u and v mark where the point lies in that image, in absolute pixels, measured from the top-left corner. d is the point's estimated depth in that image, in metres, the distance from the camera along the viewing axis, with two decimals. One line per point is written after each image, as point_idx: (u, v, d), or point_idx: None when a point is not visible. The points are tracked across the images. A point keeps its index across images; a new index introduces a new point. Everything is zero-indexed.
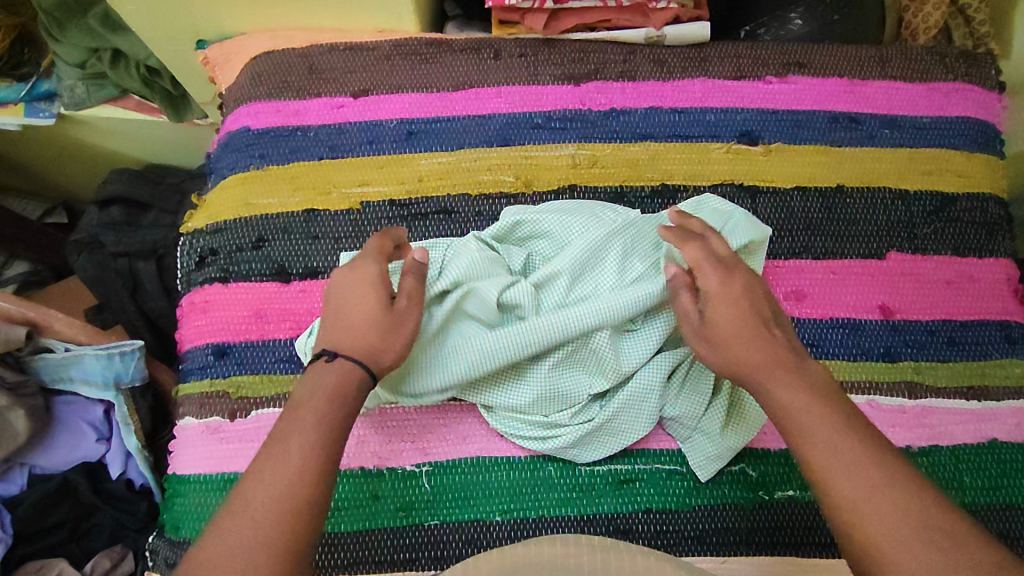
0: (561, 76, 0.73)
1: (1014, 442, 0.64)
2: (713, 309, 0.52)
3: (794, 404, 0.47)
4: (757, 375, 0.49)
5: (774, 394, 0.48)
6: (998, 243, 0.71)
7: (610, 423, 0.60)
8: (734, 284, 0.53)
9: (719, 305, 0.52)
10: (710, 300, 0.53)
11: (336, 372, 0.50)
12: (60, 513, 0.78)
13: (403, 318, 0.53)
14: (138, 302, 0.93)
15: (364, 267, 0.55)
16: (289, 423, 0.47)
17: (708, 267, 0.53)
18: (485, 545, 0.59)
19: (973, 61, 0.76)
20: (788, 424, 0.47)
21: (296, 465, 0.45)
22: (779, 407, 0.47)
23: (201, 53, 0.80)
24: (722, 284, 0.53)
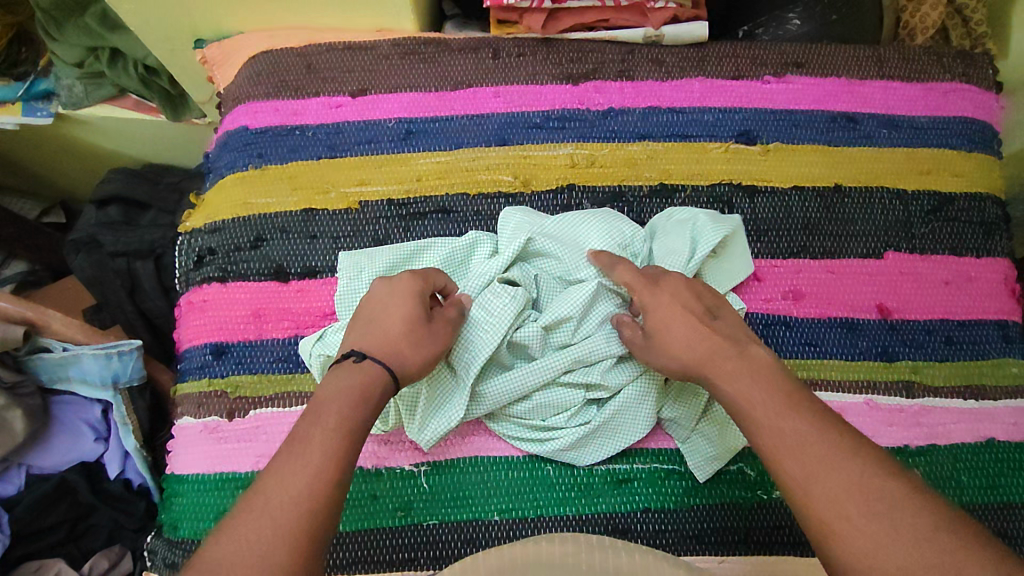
0: (559, 75, 0.74)
1: (1012, 442, 0.64)
2: (651, 318, 0.56)
3: (747, 395, 0.49)
4: (709, 373, 0.52)
5: (725, 387, 0.50)
6: (995, 242, 0.71)
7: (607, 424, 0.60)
8: (662, 293, 0.57)
9: (662, 310, 0.56)
10: (646, 310, 0.57)
11: (363, 375, 0.51)
12: (58, 513, 0.78)
13: (433, 332, 0.56)
14: (137, 302, 0.94)
15: (400, 281, 0.57)
16: (313, 423, 0.48)
17: (636, 284, 0.58)
18: (484, 544, 0.59)
19: (971, 61, 0.76)
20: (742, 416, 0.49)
21: (311, 466, 0.45)
22: (732, 401, 0.50)
23: (200, 53, 0.80)
24: (652, 295, 0.57)
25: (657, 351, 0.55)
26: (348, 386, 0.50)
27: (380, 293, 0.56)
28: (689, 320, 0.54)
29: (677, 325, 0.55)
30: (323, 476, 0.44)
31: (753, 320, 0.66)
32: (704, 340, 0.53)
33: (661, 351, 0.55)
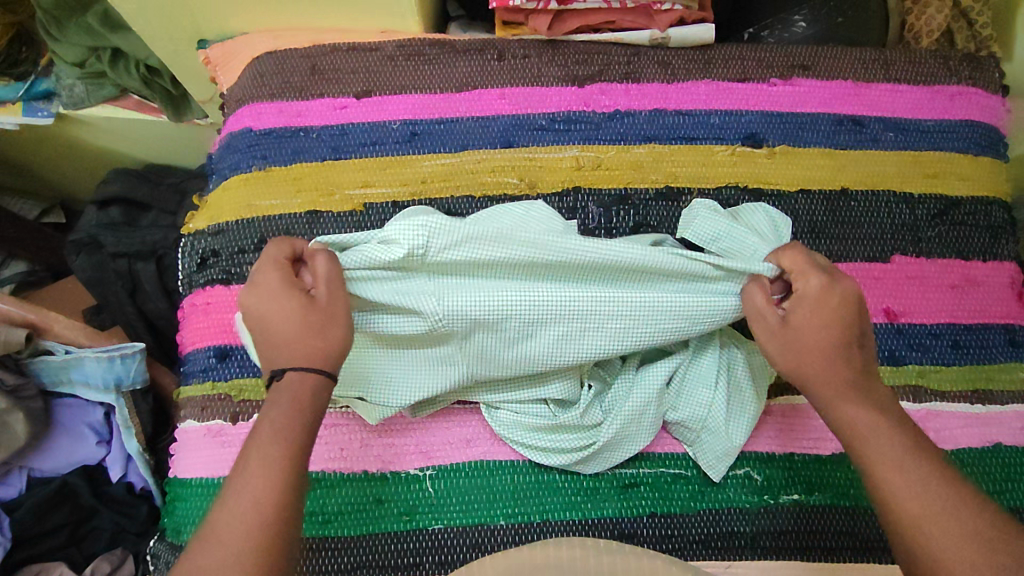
0: (565, 77, 0.73)
1: (1019, 447, 0.64)
2: (796, 310, 0.53)
3: (862, 424, 0.48)
4: (824, 389, 0.50)
5: (840, 410, 0.49)
6: (1002, 246, 0.71)
7: (618, 434, 0.59)
8: (830, 294, 0.52)
9: (808, 308, 0.52)
10: (801, 301, 0.53)
11: (285, 389, 0.48)
12: (58, 518, 0.77)
13: (329, 311, 0.51)
14: (138, 303, 0.93)
15: (266, 282, 0.51)
16: (252, 446, 0.46)
17: (810, 272, 0.54)
18: (489, 548, 0.59)
19: (977, 64, 0.76)
20: (852, 439, 0.48)
21: (259, 478, 0.44)
22: (845, 424, 0.49)
23: (203, 53, 0.79)
24: (822, 290, 0.52)
25: (781, 342, 0.52)
26: (275, 403, 0.48)
27: (255, 301, 0.51)
28: (838, 335, 0.51)
29: (818, 330, 0.51)
30: (274, 496, 0.44)
31: None
32: (833, 358, 0.50)
33: (780, 343, 0.52)
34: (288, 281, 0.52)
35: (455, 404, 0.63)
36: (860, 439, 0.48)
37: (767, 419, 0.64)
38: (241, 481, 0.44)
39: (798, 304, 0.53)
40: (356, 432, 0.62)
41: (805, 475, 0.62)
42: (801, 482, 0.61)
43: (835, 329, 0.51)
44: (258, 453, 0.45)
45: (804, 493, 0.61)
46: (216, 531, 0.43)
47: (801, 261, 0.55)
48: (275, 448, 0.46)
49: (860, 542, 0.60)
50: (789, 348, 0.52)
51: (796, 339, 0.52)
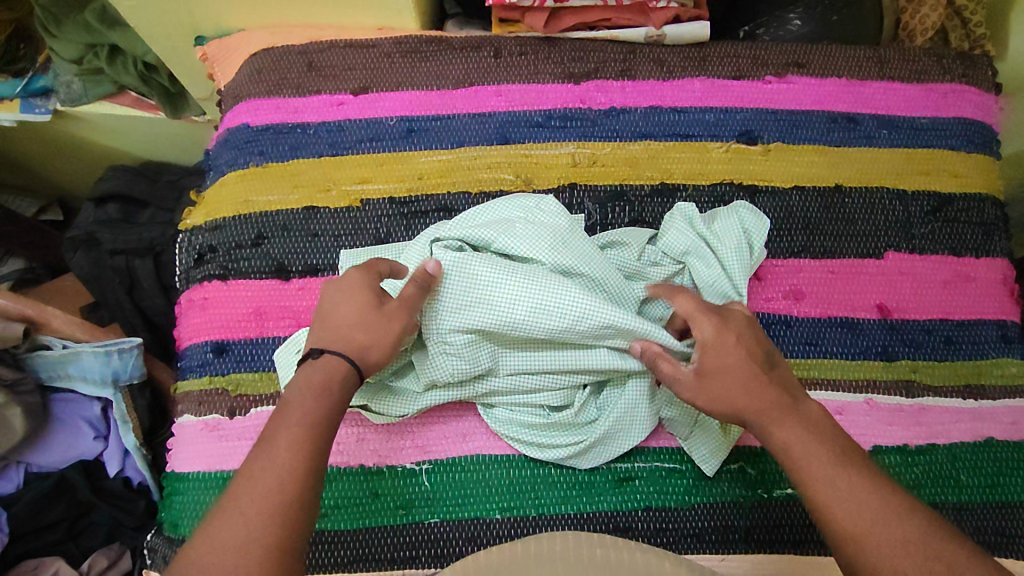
0: (561, 74, 0.74)
1: (1010, 441, 0.64)
2: (704, 357, 0.51)
3: (794, 443, 0.47)
4: (753, 415, 0.49)
5: (774, 433, 0.48)
6: (994, 243, 0.72)
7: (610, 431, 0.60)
8: (726, 333, 0.52)
9: (713, 353, 0.51)
10: (704, 350, 0.52)
11: (322, 367, 0.50)
12: (56, 513, 0.78)
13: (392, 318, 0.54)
14: (135, 300, 0.93)
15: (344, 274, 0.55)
16: (279, 419, 0.48)
17: (701, 319, 0.53)
18: (485, 542, 0.59)
19: (971, 62, 0.77)
20: (789, 465, 0.47)
21: (281, 462, 0.45)
22: (780, 448, 0.48)
23: (201, 48, 0.79)
24: (718, 334, 0.52)
25: (703, 395, 0.51)
26: (309, 379, 0.50)
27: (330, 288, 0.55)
28: (748, 368, 0.50)
29: (732, 370, 0.50)
30: (295, 471, 0.45)
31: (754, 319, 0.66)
32: (754, 387, 0.50)
33: (703, 395, 0.51)
34: (370, 279, 0.55)
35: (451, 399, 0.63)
36: (794, 459, 0.47)
37: None
38: (260, 452, 0.46)
39: (703, 350, 0.52)
40: (353, 427, 0.62)
41: None
42: None
43: (744, 365, 0.51)
44: (287, 424, 0.47)
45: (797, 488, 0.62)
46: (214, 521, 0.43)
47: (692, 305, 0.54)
48: (299, 423, 0.47)
49: None
50: (710, 396, 0.51)
51: (718, 387, 0.51)
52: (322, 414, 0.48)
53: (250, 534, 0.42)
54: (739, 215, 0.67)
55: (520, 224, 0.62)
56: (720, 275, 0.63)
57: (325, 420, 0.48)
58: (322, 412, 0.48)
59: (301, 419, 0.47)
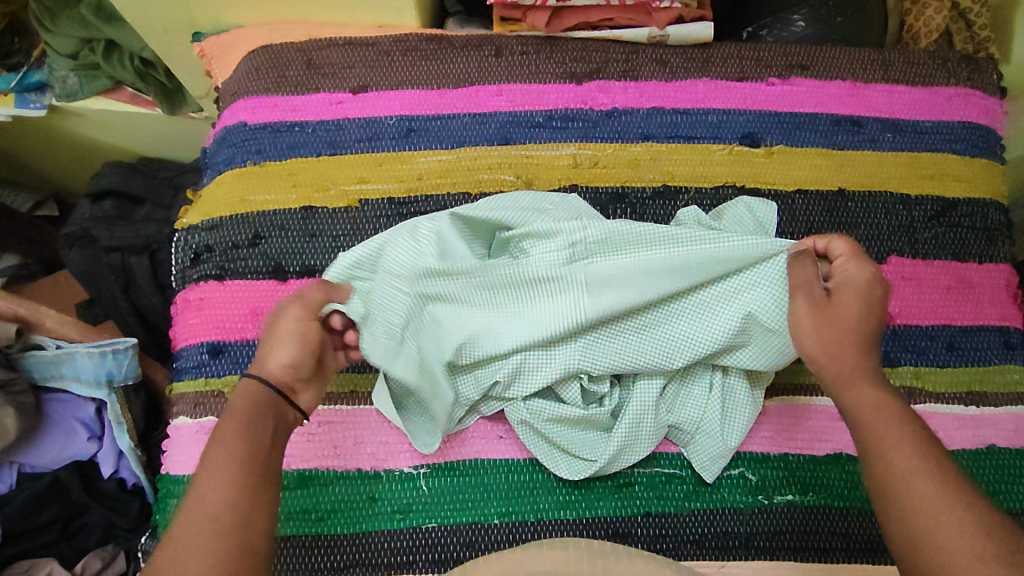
0: (562, 74, 0.73)
1: (1012, 449, 0.64)
2: (841, 291, 0.53)
3: (881, 405, 0.48)
4: (848, 367, 0.50)
5: (858, 392, 0.49)
6: (997, 248, 0.71)
7: (629, 435, 0.59)
8: (870, 280, 0.53)
9: (852, 291, 0.53)
10: (846, 284, 0.54)
11: (246, 391, 0.50)
12: (49, 514, 0.76)
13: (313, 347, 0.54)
14: (131, 297, 0.92)
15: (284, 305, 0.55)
16: (215, 439, 0.46)
17: (846, 258, 0.55)
18: (483, 547, 0.59)
19: (976, 66, 0.76)
20: (870, 418, 0.48)
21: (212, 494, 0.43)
22: (864, 405, 0.48)
23: (200, 45, 0.78)
24: (868, 276, 0.53)
25: (821, 317, 0.52)
26: (239, 404, 0.49)
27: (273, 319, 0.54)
28: (870, 326, 0.52)
29: (859, 313, 0.52)
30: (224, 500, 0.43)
31: None
32: (865, 343, 0.51)
33: (820, 318, 0.53)
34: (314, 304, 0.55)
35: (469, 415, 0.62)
36: (874, 418, 0.48)
37: (760, 420, 0.64)
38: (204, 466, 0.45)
39: (849, 283, 0.53)
40: (351, 430, 0.62)
41: (798, 476, 0.62)
42: (795, 482, 0.62)
43: (867, 321, 0.52)
44: (222, 444, 0.46)
45: (798, 494, 0.61)
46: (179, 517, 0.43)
47: (853, 246, 0.56)
48: (236, 440, 0.46)
49: (853, 543, 0.60)
50: (824, 322, 0.52)
51: (838, 316, 0.52)
52: (252, 436, 0.47)
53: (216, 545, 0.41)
54: (747, 206, 0.65)
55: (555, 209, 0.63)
56: None
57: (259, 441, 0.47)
58: (255, 431, 0.47)
59: (235, 437, 0.46)
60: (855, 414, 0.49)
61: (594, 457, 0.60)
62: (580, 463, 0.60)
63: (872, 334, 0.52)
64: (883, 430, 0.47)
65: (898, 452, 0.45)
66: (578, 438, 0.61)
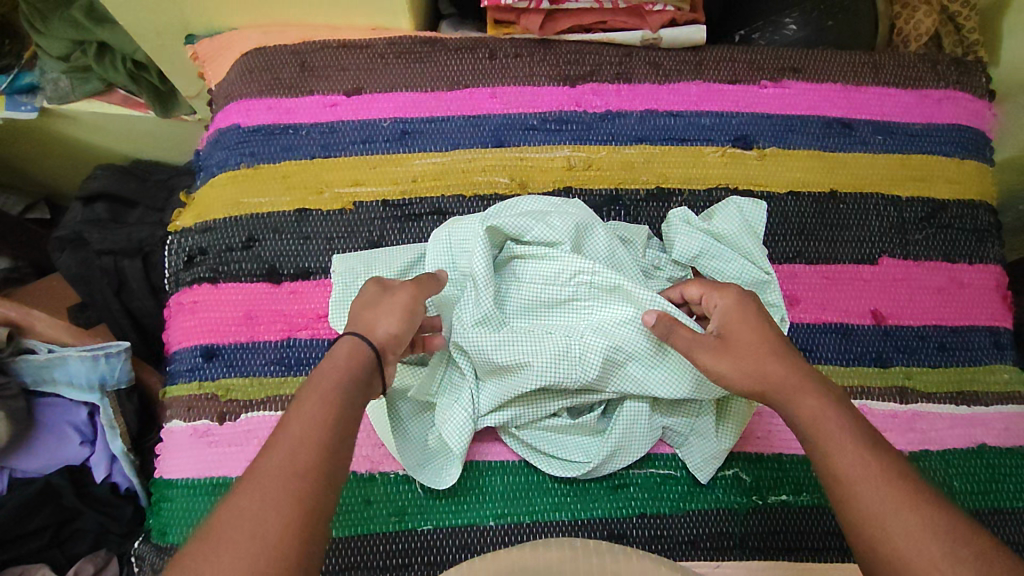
0: (557, 77, 0.73)
1: (1002, 448, 0.65)
2: (727, 325, 0.52)
3: (823, 411, 0.46)
4: (777, 385, 0.48)
5: (799, 404, 0.47)
6: (987, 249, 0.72)
7: (619, 441, 0.60)
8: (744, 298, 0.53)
9: (734, 318, 0.52)
10: (728, 314, 0.53)
11: (348, 349, 0.48)
12: (40, 519, 0.76)
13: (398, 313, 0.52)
14: (123, 301, 0.92)
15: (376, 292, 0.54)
16: (306, 400, 0.45)
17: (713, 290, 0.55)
18: (480, 550, 0.59)
19: (965, 69, 0.76)
20: (813, 434, 0.46)
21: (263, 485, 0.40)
22: (806, 418, 0.46)
23: (192, 49, 0.78)
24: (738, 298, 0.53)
25: (726, 359, 0.50)
26: (336, 364, 0.47)
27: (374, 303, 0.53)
28: (767, 339, 0.50)
29: (751, 334, 0.51)
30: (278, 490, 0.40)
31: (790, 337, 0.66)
32: (776, 356, 0.49)
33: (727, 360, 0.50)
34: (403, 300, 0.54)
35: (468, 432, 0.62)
36: (819, 429, 0.45)
37: (754, 420, 0.64)
38: (284, 433, 0.43)
39: (724, 317, 0.53)
40: None
41: (791, 476, 0.62)
42: (788, 482, 0.62)
43: (769, 337, 0.51)
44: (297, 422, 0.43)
45: (791, 494, 0.61)
46: (238, 488, 0.41)
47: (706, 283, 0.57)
48: (322, 407, 0.44)
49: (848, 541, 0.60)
50: (733, 363, 0.50)
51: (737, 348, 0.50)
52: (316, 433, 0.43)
53: (283, 524, 0.39)
54: (739, 210, 0.66)
55: (554, 214, 0.62)
56: (742, 264, 0.63)
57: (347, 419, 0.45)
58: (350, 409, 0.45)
59: (327, 403, 0.45)
60: (801, 432, 0.46)
61: (587, 459, 0.60)
62: (572, 464, 0.61)
63: (780, 348, 0.50)
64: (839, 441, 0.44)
65: (849, 461, 0.43)
66: (571, 441, 0.61)
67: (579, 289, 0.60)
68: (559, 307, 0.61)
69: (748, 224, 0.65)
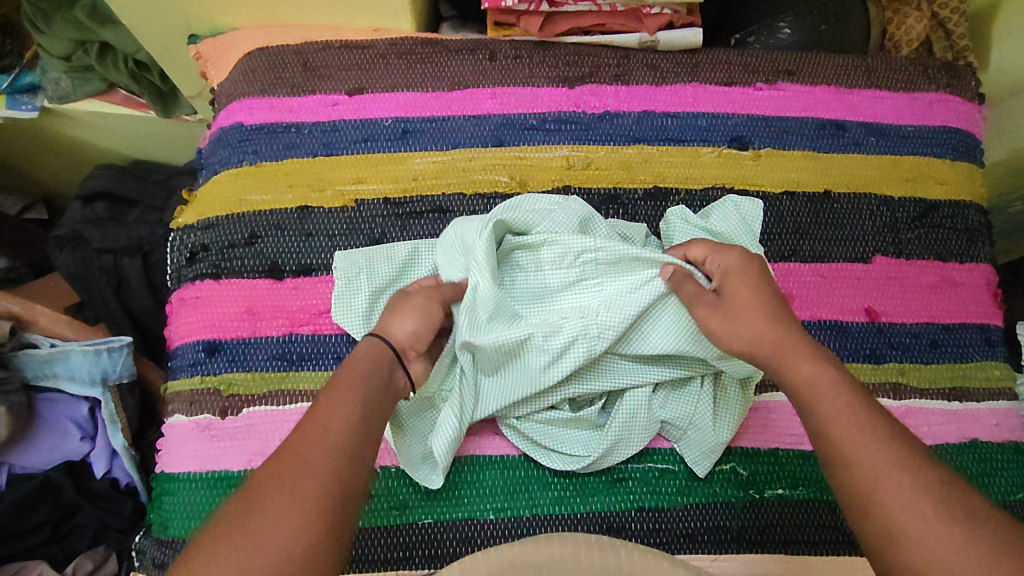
0: (556, 77, 0.74)
1: (994, 442, 0.66)
2: (727, 282, 0.54)
3: (818, 378, 0.47)
4: (773, 346, 0.50)
5: (793, 366, 0.48)
6: (978, 249, 0.73)
7: (618, 435, 0.60)
8: (749, 260, 0.55)
9: (734, 278, 0.54)
10: (729, 274, 0.55)
11: (372, 346, 0.53)
12: (39, 515, 0.76)
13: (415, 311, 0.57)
14: (122, 300, 0.92)
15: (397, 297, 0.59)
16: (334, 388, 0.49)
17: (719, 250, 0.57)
18: (479, 543, 0.59)
19: (955, 73, 0.78)
20: (810, 396, 0.47)
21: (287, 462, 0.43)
22: (801, 380, 0.47)
23: (195, 49, 0.79)
24: (743, 260, 0.55)
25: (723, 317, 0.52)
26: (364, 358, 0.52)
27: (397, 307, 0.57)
28: (768, 301, 0.52)
29: (752, 293, 0.53)
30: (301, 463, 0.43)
31: None
32: (774, 319, 0.51)
33: (721, 319, 0.52)
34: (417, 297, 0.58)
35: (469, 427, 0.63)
36: (813, 393, 0.47)
37: (750, 416, 0.65)
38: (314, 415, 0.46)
39: (726, 276, 0.55)
40: None
41: (788, 471, 0.63)
42: (784, 476, 0.63)
43: (769, 299, 0.52)
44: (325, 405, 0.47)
45: (787, 488, 0.62)
46: None
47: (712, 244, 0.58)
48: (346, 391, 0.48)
49: (841, 534, 0.61)
50: (729, 321, 0.52)
51: (736, 305, 0.52)
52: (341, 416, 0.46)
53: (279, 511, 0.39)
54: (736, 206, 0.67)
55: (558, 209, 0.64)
56: None
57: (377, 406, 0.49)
58: (379, 399, 0.49)
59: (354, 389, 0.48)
60: (795, 394, 0.48)
61: (587, 453, 0.61)
62: (573, 458, 0.61)
63: (781, 312, 0.51)
64: (831, 406, 0.45)
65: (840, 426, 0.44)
66: (570, 435, 0.62)
67: (584, 268, 0.62)
68: (565, 290, 0.63)
69: (746, 221, 0.66)
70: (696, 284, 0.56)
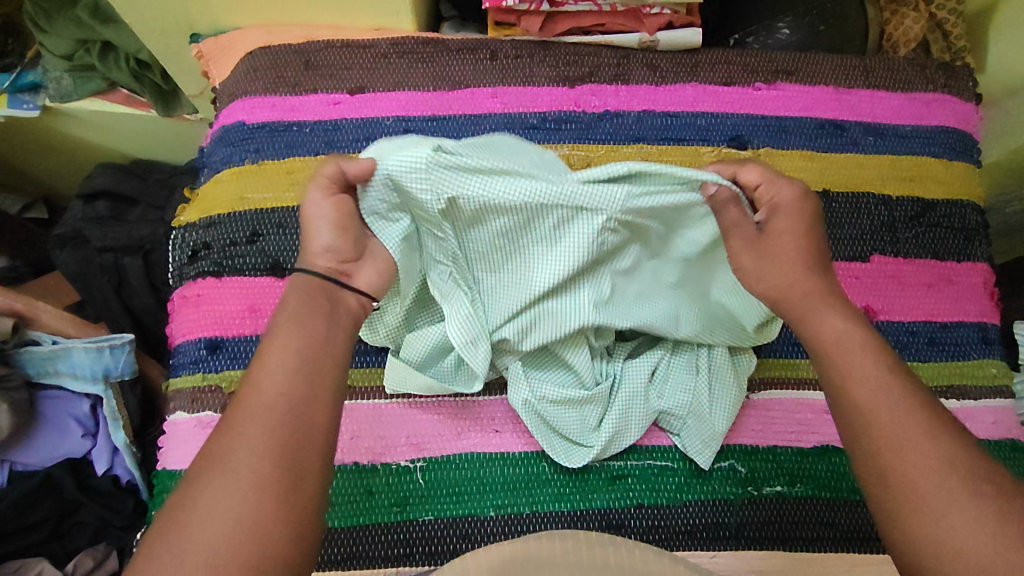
0: (556, 77, 0.75)
1: (991, 440, 0.66)
2: (774, 220, 0.52)
3: (845, 336, 0.47)
4: (802, 300, 0.49)
5: (821, 321, 0.48)
6: (975, 248, 0.74)
7: (620, 424, 0.61)
8: (802, 197, 0.53)
9: (785, 219, 0.52)
10: (782, 211, 0.52)
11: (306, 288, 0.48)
12: (40, 513, 0.76)
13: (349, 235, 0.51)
14: (123, 299, 0.93)
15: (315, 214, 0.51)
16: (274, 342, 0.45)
17: (774, 180, 0.53)
18: (480, 540, 0.59)
19: (952, 73, 0.78)
20: (838, 351, 0.46)
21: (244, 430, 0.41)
22: (828, 337, 0.47)
23: (196, 48, 0.80)
24: (797, 195, 0.53)
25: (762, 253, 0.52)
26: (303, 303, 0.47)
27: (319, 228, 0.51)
28: (809, 251, 0.51)
29: (794, 239, 0.51)
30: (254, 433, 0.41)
31: (784, 333, 0.67)
32: (810, 269, 0.50)
33: (767, 261, 0.52)
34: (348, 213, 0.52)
35: (469, 424, 0.63)
36: (840, 348, 0.46)
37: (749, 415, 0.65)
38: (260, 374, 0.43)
39: (776, 213, 0.53)
40: (346, 423, 0.62)
41: (786, 468, 0.63)
42: (783, 473, 0.63)
43: (809, 249, 0.51)
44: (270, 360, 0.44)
45: (785, 485, 0.63)
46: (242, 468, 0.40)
47: (767, 170, 0.54)
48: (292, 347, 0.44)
49: (839, 531, 0.62)
50: (771, 262, 0.51)
51: (776, 249, 0.52)
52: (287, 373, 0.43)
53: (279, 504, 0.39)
54: None
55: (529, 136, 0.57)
56: None
57: (326, 342, 0.46)
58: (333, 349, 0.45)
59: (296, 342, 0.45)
60: (820, 347, 0.48)
61: (590, 443, 0.61)
62: (575, 449, 0.62)
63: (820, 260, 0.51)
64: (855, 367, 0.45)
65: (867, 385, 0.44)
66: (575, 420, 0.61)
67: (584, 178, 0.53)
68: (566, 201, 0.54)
69: None
70: (742, 209, 0.54)
